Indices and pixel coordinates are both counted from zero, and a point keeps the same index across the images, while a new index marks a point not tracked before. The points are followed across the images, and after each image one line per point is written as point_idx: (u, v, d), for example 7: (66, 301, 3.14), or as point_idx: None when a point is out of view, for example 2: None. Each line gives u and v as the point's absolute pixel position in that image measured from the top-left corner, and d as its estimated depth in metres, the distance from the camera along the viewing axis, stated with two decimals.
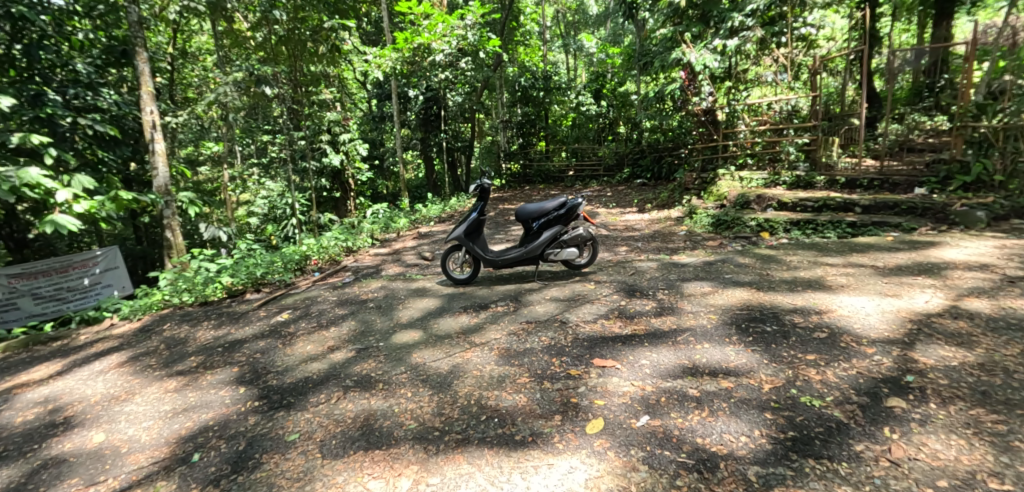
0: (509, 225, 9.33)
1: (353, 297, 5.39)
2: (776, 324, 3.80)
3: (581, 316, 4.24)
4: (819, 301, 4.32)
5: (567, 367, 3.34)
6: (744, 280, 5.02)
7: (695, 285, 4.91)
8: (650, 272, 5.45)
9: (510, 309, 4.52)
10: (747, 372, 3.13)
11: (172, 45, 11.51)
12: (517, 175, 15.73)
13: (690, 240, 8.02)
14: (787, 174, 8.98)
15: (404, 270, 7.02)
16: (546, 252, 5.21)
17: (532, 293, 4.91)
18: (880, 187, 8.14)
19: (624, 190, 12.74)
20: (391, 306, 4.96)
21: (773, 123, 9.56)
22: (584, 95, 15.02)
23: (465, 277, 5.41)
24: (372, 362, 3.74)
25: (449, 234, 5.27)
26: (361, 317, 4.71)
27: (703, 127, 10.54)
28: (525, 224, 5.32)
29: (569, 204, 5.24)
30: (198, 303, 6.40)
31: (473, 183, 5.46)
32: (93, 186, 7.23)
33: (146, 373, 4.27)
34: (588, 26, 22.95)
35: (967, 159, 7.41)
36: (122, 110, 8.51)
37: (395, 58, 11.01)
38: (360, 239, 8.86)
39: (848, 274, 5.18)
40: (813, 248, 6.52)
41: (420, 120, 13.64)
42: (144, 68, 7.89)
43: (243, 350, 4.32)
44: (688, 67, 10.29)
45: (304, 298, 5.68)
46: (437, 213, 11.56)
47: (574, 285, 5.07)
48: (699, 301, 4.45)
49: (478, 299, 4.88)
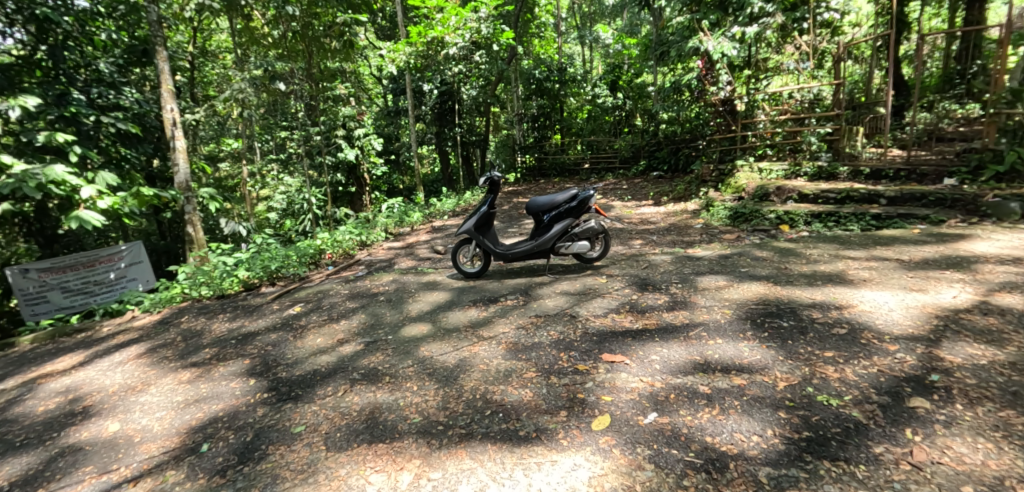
0: (522, 218, 9.27)
1: (365, 291, 5.35)
2: (793, 320, 3.69)
3: (592, 310, 4.15)
4: (839, 296, 4.18)
5: (575, 362, 3.25)
6: (761, 274, 4.88)
7: (709, 279, 4.79)
8: (664, 265, 5.35)
9: (520, 303, 4.44)
10: (760, 369, 3.02)
11: (192, 44, 11.63)
12: (532, 168, 15.51)
13: (707, 233, 7.86)
14: (808, 165, 8.77)
15: (416, 264, 6.98)
16: (556, 245, 5.13)
17: (543, 287, 4.84)
18: (906, 178, 7.89)
19: (640, 183, 12.59)
20: (401, 299, 4.91)
21: (794, 111, 9.33)
22: (600, 87, 14.99)
23: (475, 271, 5.35)
24: (380, 355, 3.68)
25: (458, 228, 5.21)
26: (371, 310, 4.66)
27: (720, 117, 10.50)
28: (535, 217, 5.24)
29: (579, 197, 5.13)
30: (215, 297, 6.42)
31: (483, 176, 5.38)
32: (116, 182, 7.31)
33: (162, 364, 4.18)
34: (603, 17, 22.69)
35: (1000, 148, 7.15)
36: (144, 108, 8.60)
37: (409, 53, 10.97)
38: (373, 233, 8.85)
39: (870, 268, 5.03)
40: (835, 240, 6.33)
41: (436, 113, 13.59)
42: (165, 66, 7.89)
43: (256, 342, 4.25)
44: (706, 56, 10.14)
45: (316, 291, 5.66)
46: (451, 207, 11.52)
47: (586, 279, 4.99)
48: (714, 296, 4.34)
49: (488, 293, 4.81)
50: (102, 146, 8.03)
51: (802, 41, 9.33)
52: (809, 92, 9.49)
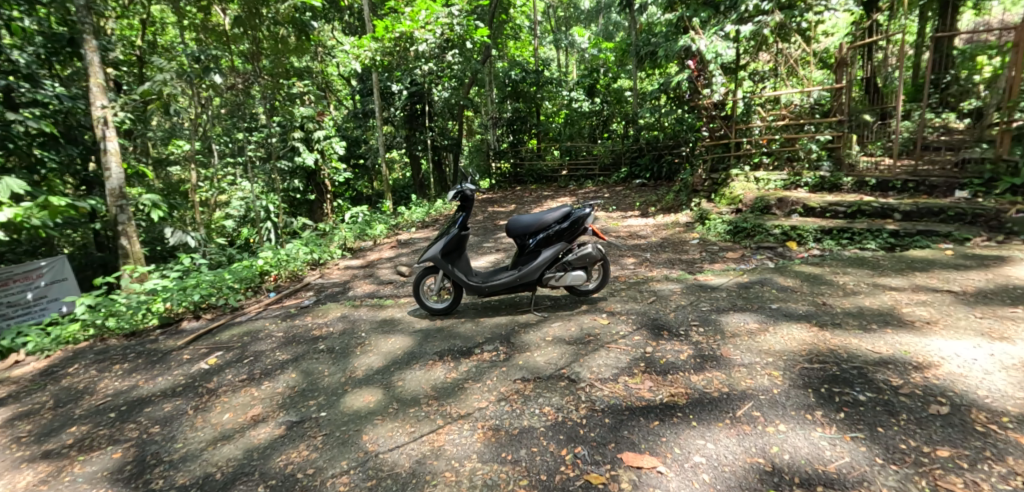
0: (499, 231, 8.27)
1: (303, 334, 4.32)
2: (870, 391, 2.82)
3: (596, 372, 3.15)
4: (910, 349, 3.32)
5: (585, 469, 2.35)
6: (797, 312, 3.97)
7: (737, 320, 3.85)
8: (674, 298, 4.40)
9: (501, 358, 3.45)
10: (854, 483, 2.24)
11: (141, 37, 10.46)
12: (507, 175, 14.47)
13: (707, 251, 6.95)
14: (809, 175, 7.93)
15: (375, 290, 5.92)
16: (544, 276, 4.16)
17: (529, 331, 3.85)
18: (915, 190, 7.09)
19: (623, 191, 11.73)
20: (346, 348, 3.88)
21: (794, 116, 8.39)
22: (576, 91, 14.05)
23: (444, 307, 4.32)
24: (302, 449, 2.63)
25: (422, 254, 4.17)
26: (304, 366, 3.63)
27: (712, 123, 9.26)
28: (517, 240, 4.24)
29: (573, 216, 4.17)
30: (124, 335, 5.27)
31: (452, 189, 4.33)
32: (24, 190, 6.08)
33: (7, 452, 3.07)
34: (578, 22, 22.05)
35: (1016, 158, 6.48)
36: (65, 104, 7.30)
37: (374, 49, 9.96)
38: (328, 250, 7.73)
39: (924, 303, 4.16)
40: (862, 263, 5.46)
41: (405, 116, 12.46)
42: (95, 58, 6.62)
43: (140, 418, 3.15)
44: (698, 55, 9.02)
45: (243, 333, 4.60)
46: (421, 217, 10.47)
47: (582, 318, 4.02)
48: (750, 347, 3.38)
49: (459, 340, 3.79)
50: (13, 148, 6.70)
51: (779, 48, 8.72)
52: (809, 96, 8.41)
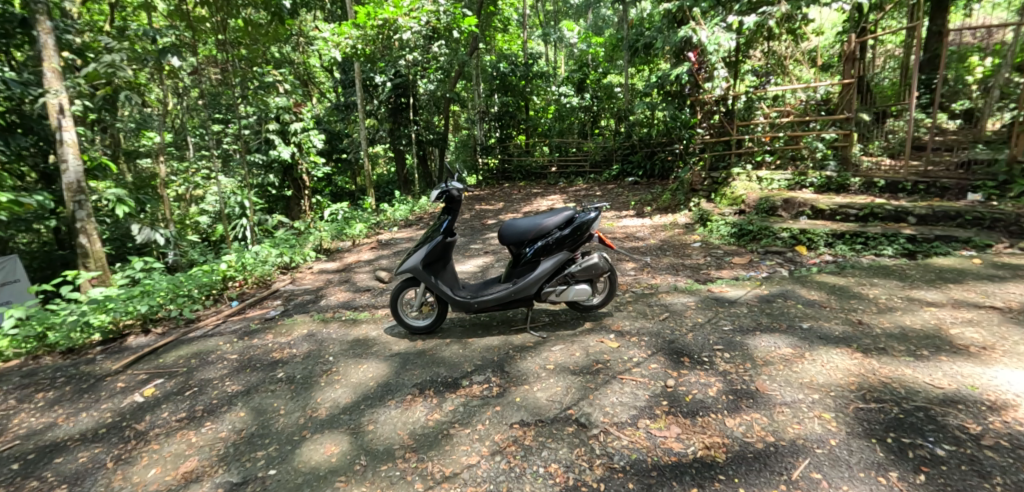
0: (488, 231, 7.67)
1: (261, 357, 3.83)
2: (947, 442, 2.33)
3: (611, 415, 2.64)
4: (977, 383, 2.75)
5: None
6: (832, 334, 3.42)
7: (765, 344, 3.30)
8: (689, 316, 3.84)
9: (493, 393, 2.93)
10: None
11: (103, 19, 9.64)
12: (495, 171, 13.88)
13: (712, 256, 6.40)
14: (815, 174, 7.31)
15: (350, 299, 5.33)
16: (542, 290, 3.61)
17: (525, 356, 3.31)
18: (925, 192, 6.56)
19: (615, 189, 11.18)
20: (308, 378, 3.38)
21: (799, 113, 7.80)
22: (565, 86, 13.49)
23: (427, 324, 3.74)
24: None
25: (401, 264, 3.61)
26: (257, 402, 3.20)
27: (711, 119, 8.51)
28: (512, 248, 3.68)
29: (575, 222, 3.62)
30: (59, 352, 4.68)
31: (436, 188, 3.74)
32: None
33: None
34: (567, 16, 21.45)
35: None
36: (15, 90, 6.10)
37: (355, 36, 9.24)
38: (301, 251, 7.10)
39: (971, 321, 3.60)
40: (886, 272, 4.95)
41: (389, 109, 11.77)
42: (48, 40, 5.72)
43: (46, 473, 2.90)
44: (699, 47, 8.16)
45: (191, 355, 4.08)
46: (404, 215, 9.83)
47: (586, 340, 3.48)
48: (788, 379, 2.86)
49: (442, 367, 3.27)
50: None
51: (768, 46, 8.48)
52: (816, 91, 7.77)
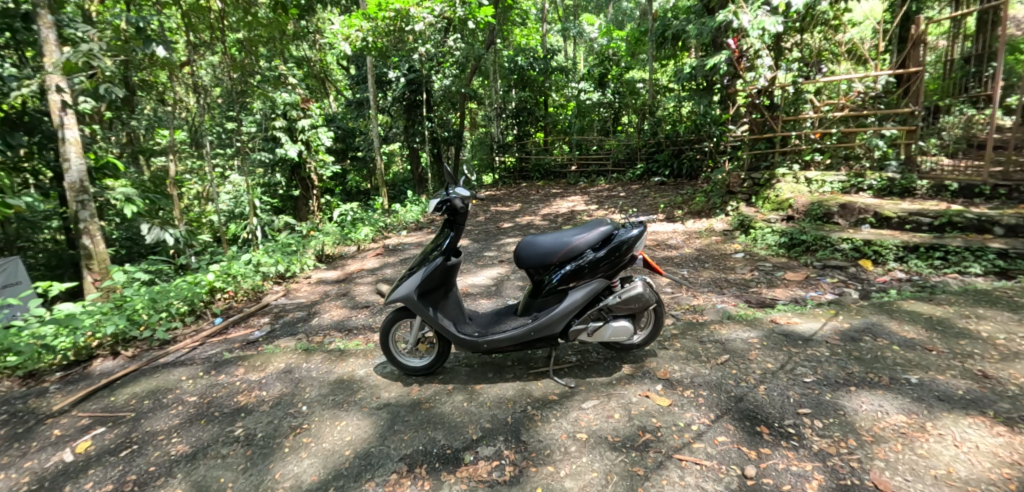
0: (504, 237, 6.88)
1: (221, 402, 3.09)
2: None
3: None
4: None
5: None
6: (955, 394, 2.62)
7: (867, 407, 2.53)
8: (756, 359, 3.03)
9: (505, 479, 2.23)
10: None
11: None
12: (512, 170, 13.13)
13: (760, 270, 5.44)
14: (873, 176, 6.30)
15: (344, 319, 4.57)
16: (571, 328, 2.84)
17: (547, 417, 2.56)
18: (1005, 199, 5.48)
19: (640, 190, 10.28)
20: (270, 440, 2.65)
21: (855, 106, 6.64)
22: (583, 82, 12.64)
23: (423, 366, 2.99)
24: None
25: (389, 294, 2.90)
26: (201, 474, 2.49)
27: (753, 112, 7.39)
28: (532, 273, 2.92)
29: (613, 241, 2.84)
30: (18, 377, 3.95)
31: (435, 197, 2.97)
32: None
33: None
34: (588, 10, 20.63)
35: None
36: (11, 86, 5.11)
37: (366, 29, 8.57)
38: (299, 259, 6.36)
39: None
40: (989, 300, 4.06)
41: (403, 106, 11.01)
42: (51, 35, 4.96)
43: None
44: (740, 33, 7.08)
45: (146, 393, 3.34)
46: (415, 218, 9.11)
47: (623, 394, 2.70)
48: (913, 469, 2.18)
49: (443, 428, 2.56)
50: None
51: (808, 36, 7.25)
52: (875, 81, 6.49)
